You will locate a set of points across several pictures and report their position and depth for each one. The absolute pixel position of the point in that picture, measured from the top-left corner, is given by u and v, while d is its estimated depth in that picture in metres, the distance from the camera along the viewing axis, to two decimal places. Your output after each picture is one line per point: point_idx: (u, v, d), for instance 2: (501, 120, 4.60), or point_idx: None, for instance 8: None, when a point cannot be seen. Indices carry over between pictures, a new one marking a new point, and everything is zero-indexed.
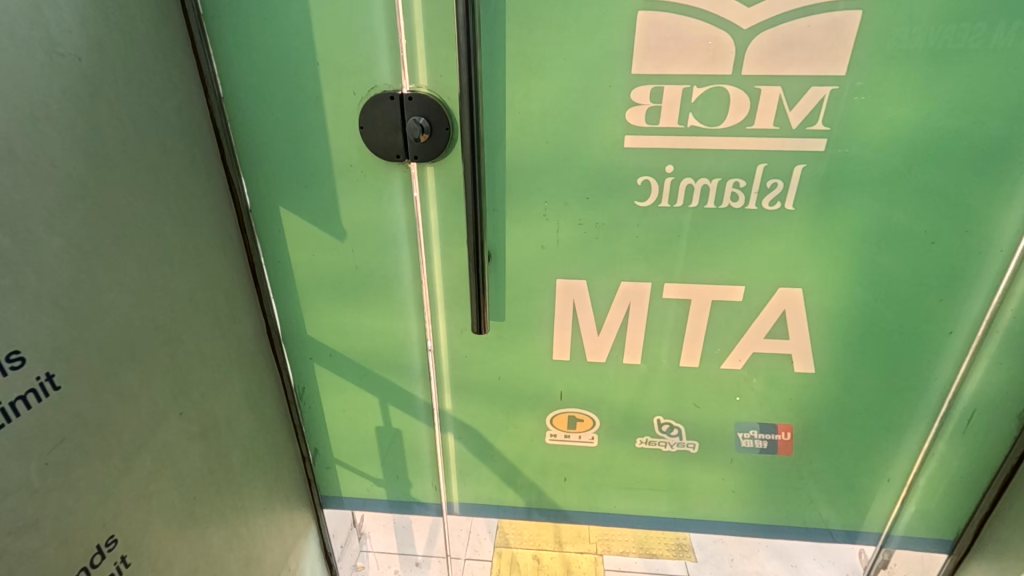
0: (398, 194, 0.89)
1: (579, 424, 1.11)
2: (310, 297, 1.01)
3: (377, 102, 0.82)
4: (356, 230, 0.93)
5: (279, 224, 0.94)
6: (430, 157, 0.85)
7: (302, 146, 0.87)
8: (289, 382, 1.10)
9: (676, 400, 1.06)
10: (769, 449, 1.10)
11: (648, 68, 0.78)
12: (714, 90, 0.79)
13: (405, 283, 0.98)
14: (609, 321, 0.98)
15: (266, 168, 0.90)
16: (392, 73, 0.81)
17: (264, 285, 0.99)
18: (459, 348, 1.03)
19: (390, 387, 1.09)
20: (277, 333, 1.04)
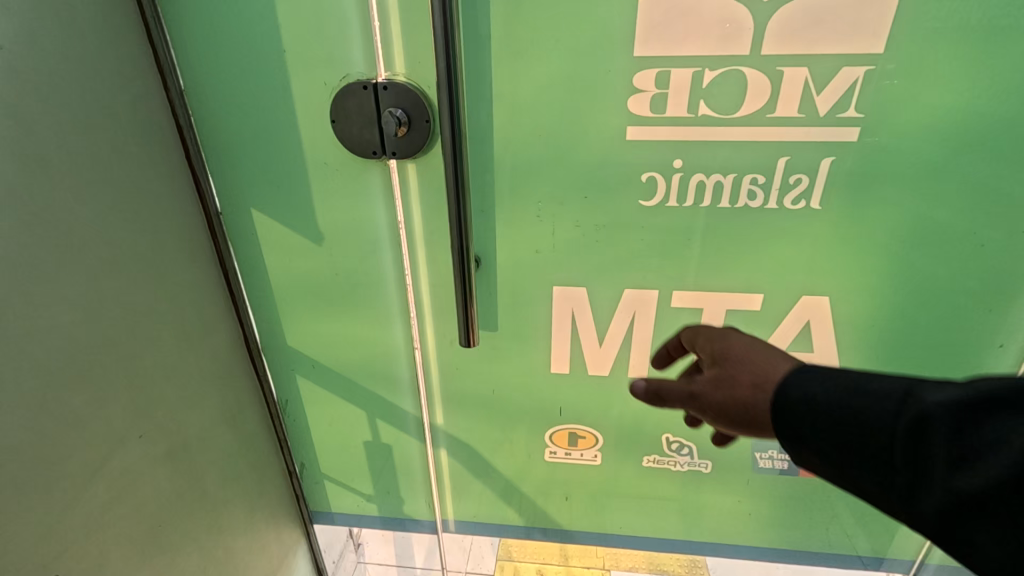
0: (377, 194, 0.82)
1: (581, 442, 1.02)
2: (289, 305, 0.94)
3: (350, 93, 0.74)
4: (335, 233, 0.86)
5: (252, 227, 0.87)
6: (409, 153, 0.76)
7: (270, 143, 0.80)
8: (271, 395, 1.03)
9: (686, 418, 0.96)
10: (790, 471, 1.00)
11: (652, 51, 0.69)
12: (729, 73, 0.69)
13: (390, 290, 0.90)
14: (611, 332, 0.89)
15: (234, 167, 0.83)
16: (367, 61, 0.73)
17: (239, 293, 0.92)
18: (450, 360, 0.96)
19: (376, 400, 1.02)
20: (255, 343, 0.97)
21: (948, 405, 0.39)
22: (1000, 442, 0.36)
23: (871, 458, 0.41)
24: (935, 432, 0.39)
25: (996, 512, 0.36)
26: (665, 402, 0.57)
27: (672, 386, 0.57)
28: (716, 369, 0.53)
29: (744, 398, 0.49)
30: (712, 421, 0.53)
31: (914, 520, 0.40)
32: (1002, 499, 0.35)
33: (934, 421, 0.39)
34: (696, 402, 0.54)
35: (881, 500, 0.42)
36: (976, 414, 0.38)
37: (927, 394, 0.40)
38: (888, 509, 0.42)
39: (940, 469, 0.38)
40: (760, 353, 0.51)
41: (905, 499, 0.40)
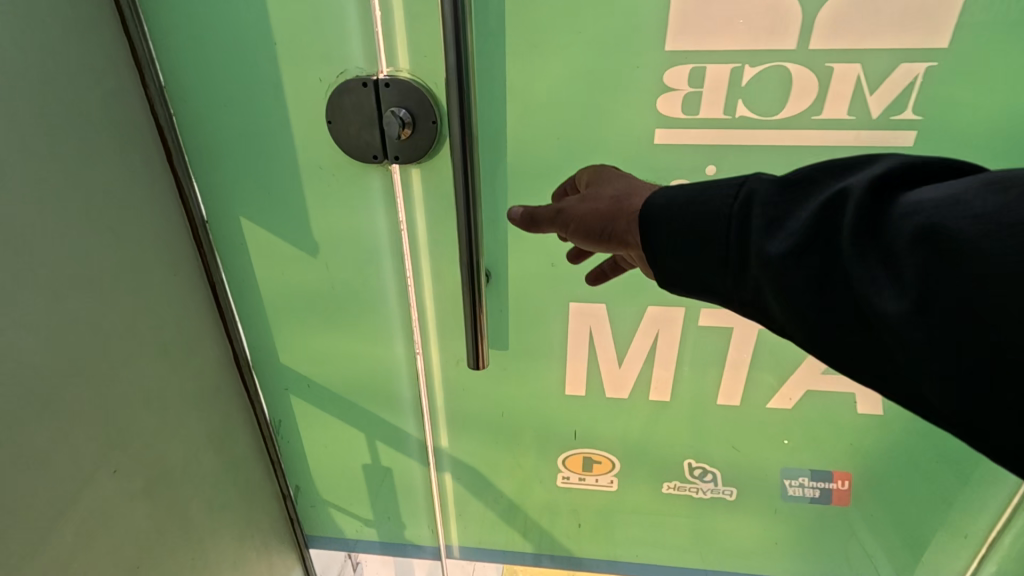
0: (378, 202, 0.74)
1: (596, 467, 0.95)
2: (281, 321, 0.86)
3: (347, 91, 0.66)
4: (331, 244, 0.78)
5: (241, 237, 0.80)
6: (413, 157, 0.69)
7: (260, 145, 0.72)
8: (262, 415, 0.96)
9: (711, 443, 0.89)
10: (821, 499, 0.92)
11: (687, 44, 0.61)
12: (772, 69, 0.61)
13: (391, 305, 0.83)
14: (632, 353, 0.82)
15: (220, 171, 0.75)
16: (367, 55, 0.65)
17: (227, 307, 0.85)
18: (455, 380, 0.89)
19: (376, 421, 0.94)
20: (245, 360, 0.90)
21: (773, 183, 0.42)
22: (804, 204, 0.40)
23: (706, 238, 0.44)
24: (760, 210, 0.41)
25: (796, 264, 0.38)
26: (536, 227, 0.56)
27: (544, 210, 0.55)
28: (585, 198, 0.54)
29: (610, 210, 0.51)
30: (583, 240, 0.53)
31: (760, 299, 0.41)
32: (803, 249, 0.38)
33: (757, 199, 0.42)
34: (565, 224, 0.54)
35: (716, 285, 0.44)
36: (791, 194, 0.41)
37: (756, 182, 0.43)
38: (723, 292, 0.44)
39: (760, 234, 0.40)
40: (626, 185, 0.54)
41: (736, 276, 0.42)
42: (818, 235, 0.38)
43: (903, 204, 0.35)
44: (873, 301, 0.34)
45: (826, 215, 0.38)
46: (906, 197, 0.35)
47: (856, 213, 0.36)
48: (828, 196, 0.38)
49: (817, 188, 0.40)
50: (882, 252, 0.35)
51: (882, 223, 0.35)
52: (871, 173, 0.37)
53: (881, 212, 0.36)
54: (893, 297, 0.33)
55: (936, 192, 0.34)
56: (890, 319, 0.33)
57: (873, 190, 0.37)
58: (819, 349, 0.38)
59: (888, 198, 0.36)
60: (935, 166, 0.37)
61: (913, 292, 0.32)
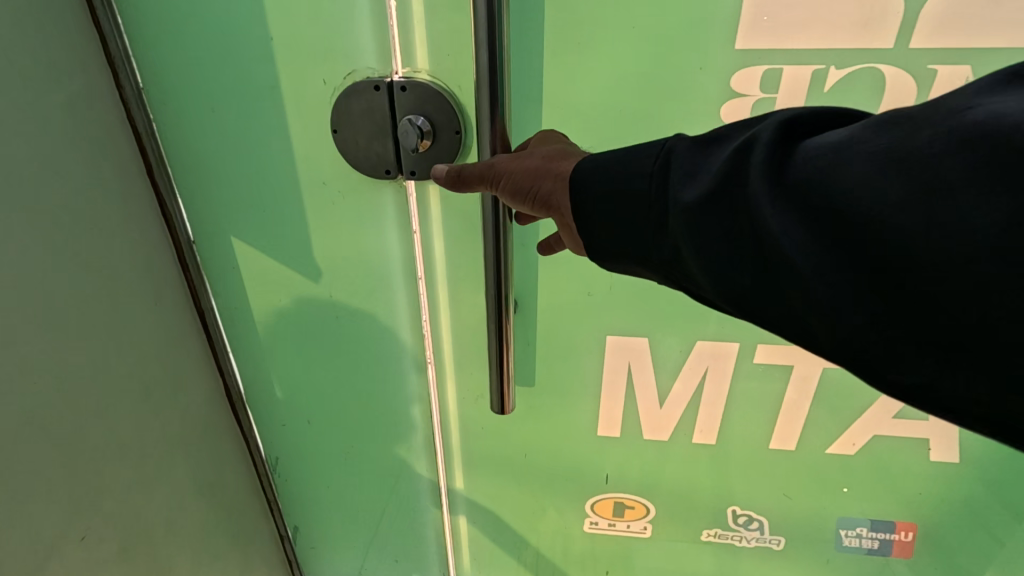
0: (390, 222, 0.65)
1: (628, 512, 0.85)
2: (278, 352, 0.76)
3: (356, 95, 0.56)
4: (335, 268, 0.68)
5: (232, 260, 0.70)
6: (432, 172, 0.59)
7: (253, 156, 0.62)
8: (257, 453, 0.86)
9: (759, 490, 0.80)
10: (880, 551, 0.83)
11: (763, 42, 0.52)
12: (863, 72, 0.52)
13: (403, 336, 0.73)
14: (676, 392, 0.73)
15: (207, 185, 0.65)
16: (380, 53, 0.56)
17: (217, 336, 0.75)
18: (473, 417, 0.79)
19: (383, 460, 0.85)
20: (237, 394, 0.80)
21: (688, 140, 0.42)
22: (716, 156, 0.40)
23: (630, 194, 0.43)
24: (677, 164, 0.41)
25: (711, 213, 0.38)
26: (465, 187, 0.52)
27: (473, 167, 0.51)
28: (512, 155, 0.51)
29: (540, 168, 0.49)
30: (513, 200, 0.50)
31: (678, 254, 0.41)
32: (718, 197, 0.38)
33: (674, 154, 0.42)
34: (493, 181, 0.50)
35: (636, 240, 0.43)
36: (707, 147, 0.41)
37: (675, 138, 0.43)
38: (644, 249, 0.43)
39: (678, 186, 0.40)
40: (556, 147, 0.52)
41: (656, 230, 0.42)
42: (730, 184, 0.37)
43: (801, 148, 0.36)
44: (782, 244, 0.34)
45: (737, 164, 0.38)
46: (803, 142, 0.36)
47: (765, 158, 0.36)
48: (740, 145, 0.38)
49: (727, 141, 0.40)
50: (788, 196, 0.35)
51: (785, 168, 0.36)
52: (775, 120, 0.38)
53: (784, 156, 0.36)
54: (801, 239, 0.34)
55: (832, 137, 0.35)
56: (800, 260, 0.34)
57: (779, 137, 0.37)
58: (732, 298, 0.39)
59: (789, 144, 0.37)
60: (826, 115, 0.39)
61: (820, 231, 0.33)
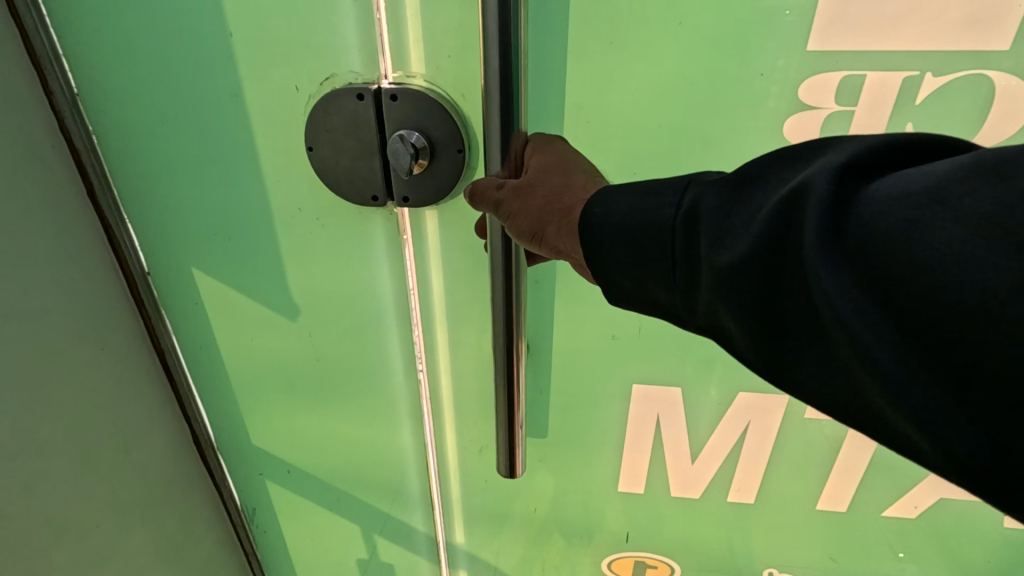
0: (380, 255, 0.54)
1: (649, 571, 0.76)
2: (252, 399, 0.66)
3: (334, 104, 0.45)
4: (315, 307, 0.58)
5: (194, 296, 0.59)
6: (429, 197, 0.49)
7: (215, 177, 0.52)
8: (232, 504, 0.75)
9: (801, 552, 0.70)
10: None
11: (842, 42, 0.41)
12: (966, 85, 0.42)
13: (397, 383, 0.63)
14: (711, 447, 0.64)
15: (163, 209, 0.54)
16: (365, 53, 0.45)
17: (182, 380, 0.65)
18: (476, 471, 0.70)
19: (374, 514, 0.75)
20: (207, 442, 0.70)
21: (721, 183, 0.33)
22: (755, 207, 0.31)
23: (650, 249, 0.35)
24: (705, 215, 0.32)
25: (751, 285, 0.30)
26: (472, 204, 0.43)
27: (482, 182, 0.42)
28: (528, 172, 0.42)
29: (551, 211, 0.40)
30: (519, 239, 0.41)
31: (721, 326, 0.33)
32: (759, 267, 0.29)
33: (700, 202, 0.33)
34: (501, 208, 0.41)
35: (664, 303, 0.36)
36: (744, 192, 0.32)
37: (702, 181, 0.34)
38: (682, 316, 0.35)
39: (709, 245, 0.32)
40: (575, 178, 0.41)
41: (686, 296, 0.34)
42: (774, 251, 0.29)
43: (871, 204, 0.26)
44: (851, 338, 0.26)
45: (782, 223, 0.29)
46: (876, 191, 0.26)
47: (819, 221, 0.27)
48: (783, 195, 0.29)
49: (771, 184, 0.31)
50: (854, 276, 0.26)
51: (849, 232, 0.26)
52: (834, 162, 0.28)
53: (848, 213, 0.27)
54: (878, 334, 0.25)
55: (919, 185, 0.25)
56: (870, 366, 0.25)
57: (840, 187, 0.27)
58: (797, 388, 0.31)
59: (855, 194, 0.27)
60: (911, 143, 0.28)
61: (902, 328, 0.24)
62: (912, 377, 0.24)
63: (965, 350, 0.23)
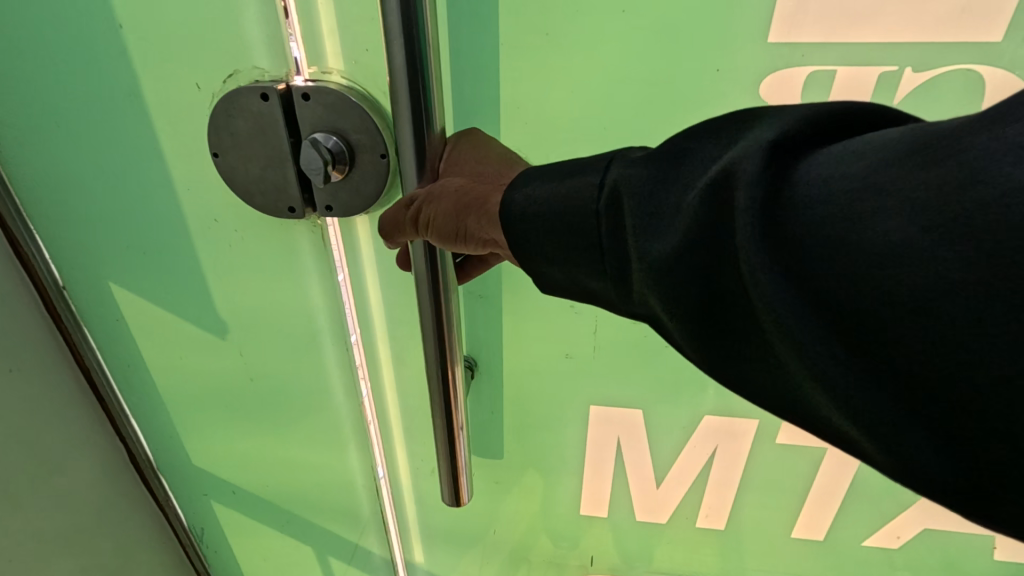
0: (308, 268, 0.50)
1: None
2: (188, 418, 0.62)
3: (238, 105, 0.40)
4: (244, 323, 0.54)
5: (115, 310, 0.54)
6: (355, 206, 0.44)
7: (121, 184, 0.47)
8: (178, 523, 0.72)
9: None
10: None
11: (808, 34, 0.36)
12: (952, 83, 0.37)
13: (338, 404, 0.58)
14: (676, 473, 0.60)
15: (71, 218, 0.49)
16: (274, 47, 0.40)
17: (111, 398, 0.61)
18: (430, 492, 0.66)
19: (326, 536, 0.71)
20: (145, 461, 0.66)
21: (642, 159, 0.28)
22: (684, 188, 0.26)
23: (576, 235, 0.29)
24: (627, 200, 0.27)
25: (688, 283, 0.25)
26: (391, 237, 0.38)
27: (392, 210, 0.37)
28: (447, 176, 0.37)
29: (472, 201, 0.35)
30: (444, 243, 0.35)
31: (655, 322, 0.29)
32: (695, 262, 0.25)
33: (625, 180, 0.27)
34: (418, 220, 0.36)
35: (596, 292, 0.31)
36: (668, 170, 0.27)
37: (622, 159, 0.28)
38: (611, 308, 0.31)
39: (635, 234, 0.26)
40: (496, 170, 0.38)
41: (618, 287, 0.29)
42: (711, 242, 0.24)
43: (812, 190, 0.22)
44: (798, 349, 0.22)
45: (717, 210, 0.24)
46: (819, 173, 0.22)
47: (756, 214, 0.22)
48: (716, 177, 0.24)
49: (697, 161, 0.26)
50: (796, 279, 0.22)
51: (788, 222, 0.22)
52: (769, 138, 0.23)
53: (788, 200, 0.23)
54: (826, 345, 0.22)
55: (864, 170, 0.22)
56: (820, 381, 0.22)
57: (778, 167, 0.23)
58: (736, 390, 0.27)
59: (795, 176, 0.23)
60: (850, 113, 0.25)
61: (850, 337, 0.21)
62: (863, 389, 0.21)
63: (924, 359, 0.20)
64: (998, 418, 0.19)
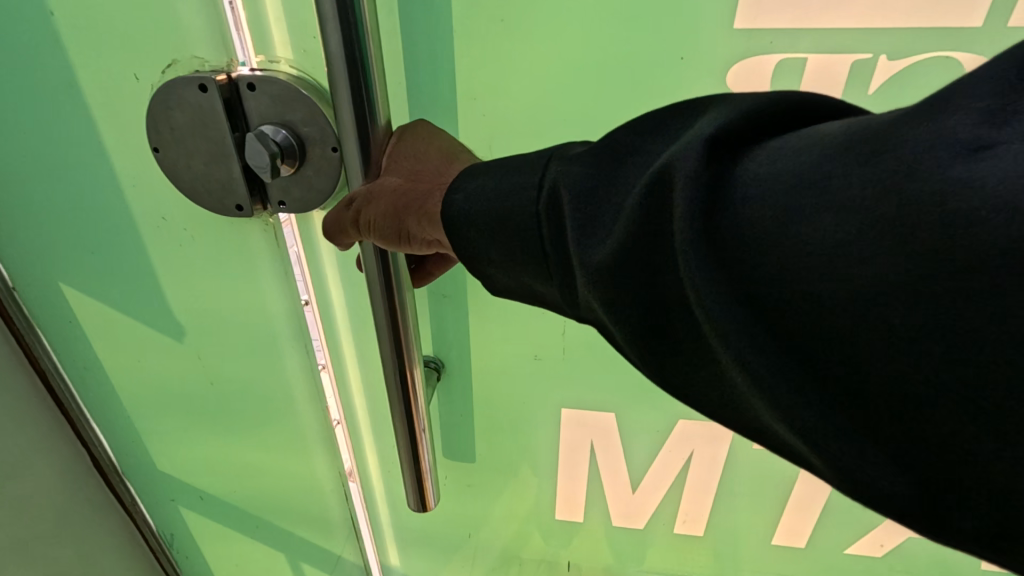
0: (264, 268, 0.48)
1: None
2: (150, 423, 0.60)
3: (177, 95, 0.37)
4: (201, 325, 0.52)
5: (68, 312, 0.52)
6: (309, 202, 0.41)
7: (64, 181, 0.44)
8: (148, 528, 0.70)
9: None
10: None
11: (775, 19, 0.34)
12: (930, 71, 0.35)
13: (303, 408, 0.56)
14: (651, 477, 0.58)
15: (15, 217, 0.47)
16: (217, 34, 0.38)
17: (70, 401, 0.59)
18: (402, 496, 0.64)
19: (297, 542, 0.69)
20: (110, 466, 0.64)
21: (582, 158, 0.26)
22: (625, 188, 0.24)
23: (517, 236, 0.27)
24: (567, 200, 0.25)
25: (630, 289, 0.24)
26: (337, 240, 0.36)
27: (333, 213, 0.35)
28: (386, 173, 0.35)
29: (411, 200, 0.33)
30: (388, 245, 0.34)
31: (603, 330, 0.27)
32: (637, 267, 0.23)
33: (564, 179, 0.26)
34: (360, 221, 0.34)
35: (543, 298, 0.29)
36: (609, 169, 0.25)
37: (563, 157, 0.27)
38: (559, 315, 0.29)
39: (576, 237, 0.25)
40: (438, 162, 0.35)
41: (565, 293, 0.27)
42: (652, 242, 0.23)
43: (751, 191, 0.21)
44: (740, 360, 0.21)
45: (656, 211, 0.23)
46: (758, 172, 0.21)
47: (694, 217, 0.21)
48: (655, 177, 0.23)
49: (639, 160, 0.25)
50: (736, 285, 0.21)
51: (726, 221, 0.21)
52: (706, 135, 0.22)
53: (728, 201, 0.21)
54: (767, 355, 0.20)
55: (802, 168, 0.20)
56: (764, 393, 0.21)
57: (717, 166, 0.22)
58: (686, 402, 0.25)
59: (734, 176, 0.22)
60: (794, 106, 0.24)
61: (792, 347, 0.20)
62: (807, 401, 0.20)
63: (869, 368, 0.19)
64: (944, 427, 0.18)
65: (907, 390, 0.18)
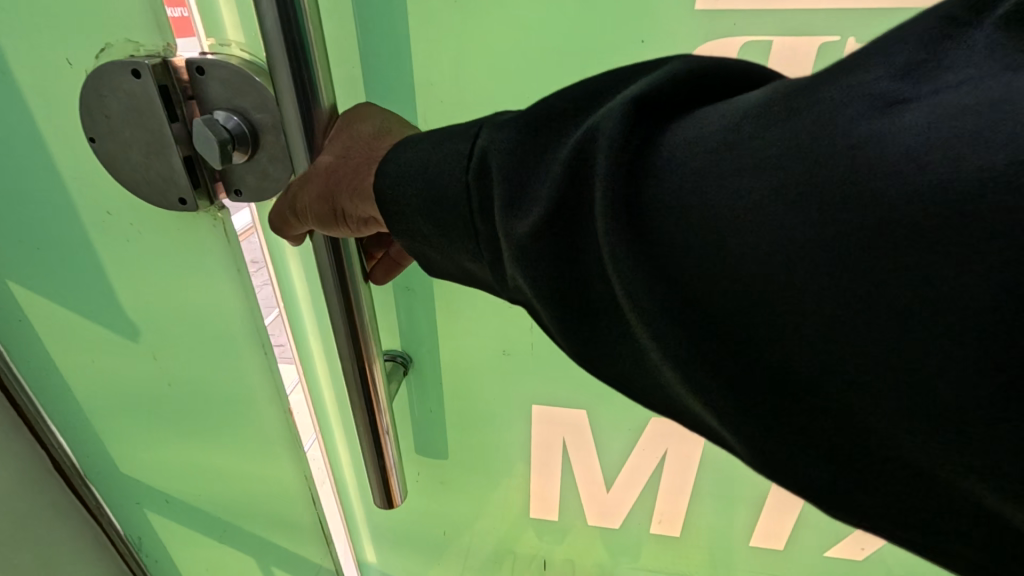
0: (217, 265, 0.45)
1: None
2: (110, 423, 0.58)
3: (110, 83, 0.35)
4: (156, 323, 0.50)
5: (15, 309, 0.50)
6: (263, 189, 0.40)
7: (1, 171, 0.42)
8: (116, 531, 0.67)
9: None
10: None
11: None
12: None
13: (268, 408, 0.55)
14: (626, 475, 0.57)
15: None
16: (149, 16, 0.36)
17: (27, 402, 0.55)
18: None
19: (267, 545, 0.68)
20: (73, 466, 0.61)
21: (511, 123, 0.25)
22: (553, 155, 0.24)
23: (444, 210, 0.26)
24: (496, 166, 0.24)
25: (555, 259, 0.23)
26: (284, 234, 0.36)
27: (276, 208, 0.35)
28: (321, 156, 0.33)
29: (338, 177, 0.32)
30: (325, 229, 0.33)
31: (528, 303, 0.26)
32: (562, 236, 0.23)
33: (492, 144, 0.25)
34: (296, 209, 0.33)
35: (471, 272, 0.27)
36: (539, 135, 0.25)
37: (493, 122, 0.26)
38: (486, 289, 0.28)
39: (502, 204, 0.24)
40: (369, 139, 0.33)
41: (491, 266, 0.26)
42: (580, 214, 0.23)
43: (671, 158, 0.21)
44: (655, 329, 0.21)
45: (581, 180, 0.23)
46: (679, 141, 0.21)
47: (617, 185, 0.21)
48: (582, 143, 0.23)
49: (568, 127, 0.24)
50: (653, 253, 0.21)
51: (646, 190, 0.21)
52: (632, 101, 0.22)
53: (649, 170, 0.21)
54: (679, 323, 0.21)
55: (720, 137, 0.21)
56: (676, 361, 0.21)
57: (641, 133, 0.22)
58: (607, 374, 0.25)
59: (657, 144, 0.22)
60: (715, 75, 0.24)
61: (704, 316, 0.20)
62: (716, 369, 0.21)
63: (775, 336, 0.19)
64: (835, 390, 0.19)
65: (822, 352, 0.18)
